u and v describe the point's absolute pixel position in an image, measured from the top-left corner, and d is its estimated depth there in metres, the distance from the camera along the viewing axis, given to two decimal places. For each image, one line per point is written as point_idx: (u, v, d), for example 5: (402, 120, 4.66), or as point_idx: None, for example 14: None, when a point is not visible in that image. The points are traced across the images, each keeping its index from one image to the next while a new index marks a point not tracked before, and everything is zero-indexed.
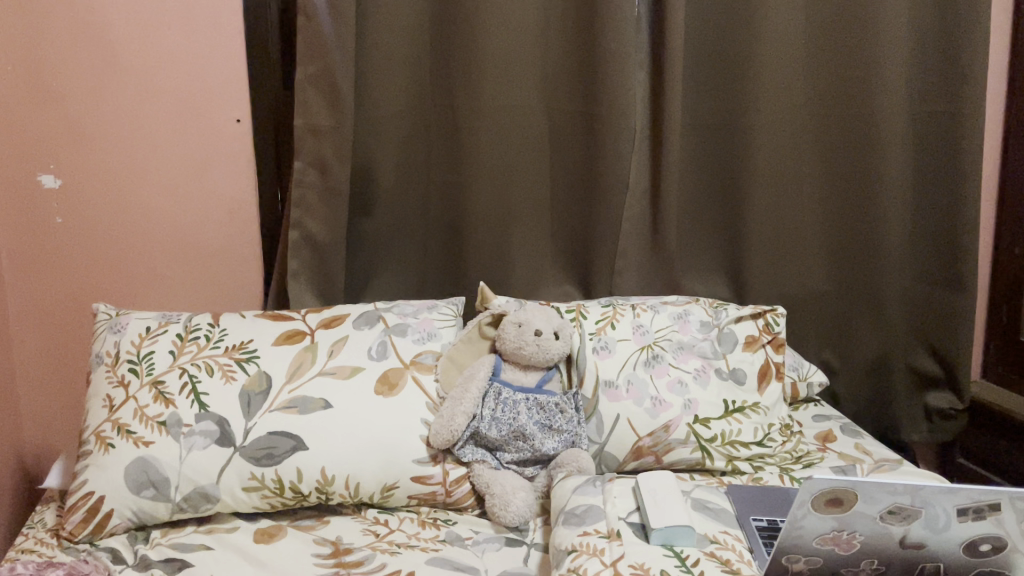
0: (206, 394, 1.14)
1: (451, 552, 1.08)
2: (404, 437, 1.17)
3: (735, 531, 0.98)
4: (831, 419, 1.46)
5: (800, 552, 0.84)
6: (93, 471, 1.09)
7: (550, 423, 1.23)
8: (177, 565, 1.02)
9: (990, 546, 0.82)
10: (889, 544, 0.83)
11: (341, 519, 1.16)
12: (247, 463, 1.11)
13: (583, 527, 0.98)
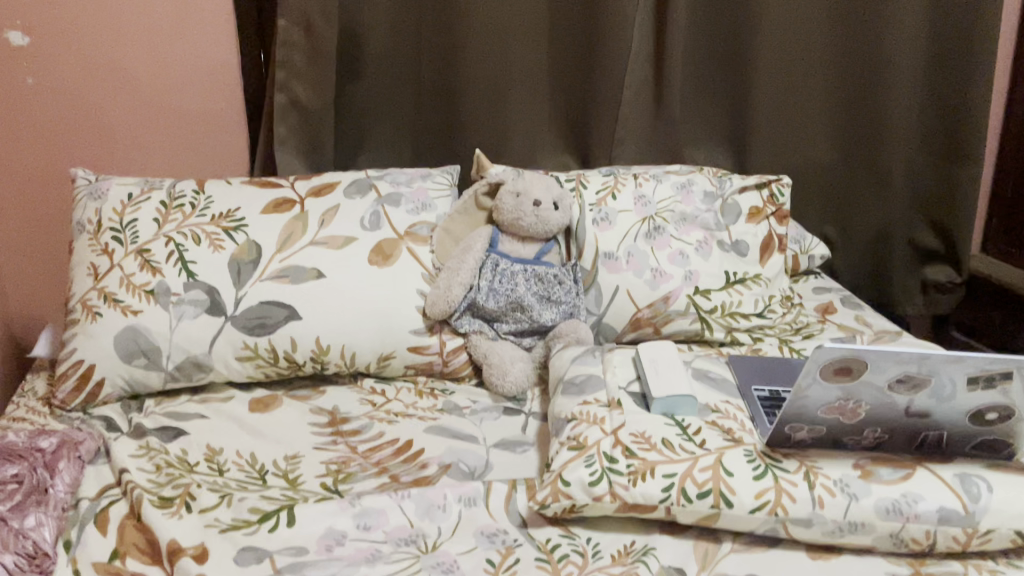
0: (193, 263, 1.10)
1: (449, 421, 1.08)
2: (399, 308, 1.15)
3: (736, 401, 0.97)
4: (832, 291, 1.45)
5: (804, 420, 0.83)
6: (82, 340, 1.07)
7: (548, 295, 1.20)
8: (173, 433, 1.01)
9: (997, 415, 0.81)
10: (894, 412, 0.82)
11: (338, 389, 1.15)
12: (239, 333, 1.09)
13: (583, 396, 0.97)
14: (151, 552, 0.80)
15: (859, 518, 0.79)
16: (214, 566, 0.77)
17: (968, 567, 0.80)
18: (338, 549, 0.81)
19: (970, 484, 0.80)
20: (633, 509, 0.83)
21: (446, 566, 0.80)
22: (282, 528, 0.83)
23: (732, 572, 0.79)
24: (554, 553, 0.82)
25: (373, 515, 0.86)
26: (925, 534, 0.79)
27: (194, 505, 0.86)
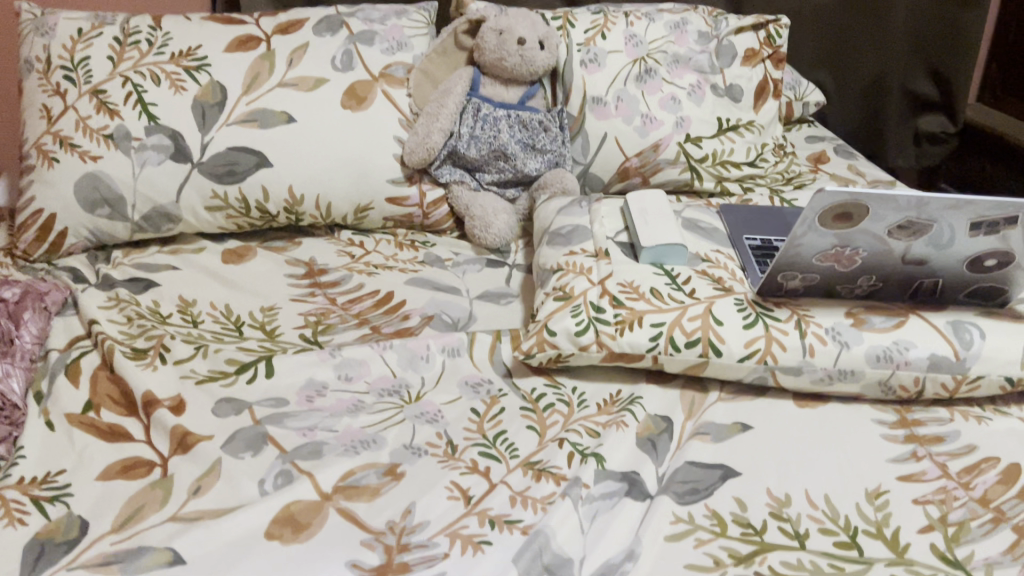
0: (153, 105, 1.03)
1: (431, 273, 1.04)
2: (375, 155, 1.09)
3: (727, 251, 0.94)
4: (825, 141, 1.40)
5: (797, 269, 0.80)
6: (40, 187, 1.01)
7: (533, 143, 1.14)
8: (143, 285, 0.97)
9: (996, 262, 0.79)
10: (890, 260, 0.80)
11: (314, 241, 1.11)
12: (207, 182, 1.03)
13: (569, 247, 0.93)
14: (125, 403, 0.77)
15: (849, 366, 0.78)
16: (192, 417, 0.75)
17: (954, 414, 0.80)
18: (319, 400, 0.79)
19: (963, 331, 0.79)
20: (619, 358, 0.81)
21: (430, 415, 0.78)
22: (260, 380, 0.81)
23: (718, 419, 0.79)
24: (539, 403, 0.81)
25: (354, 366, 0.84)
26: (913, 381, 0.78)
27: (169, 357, 0.83)
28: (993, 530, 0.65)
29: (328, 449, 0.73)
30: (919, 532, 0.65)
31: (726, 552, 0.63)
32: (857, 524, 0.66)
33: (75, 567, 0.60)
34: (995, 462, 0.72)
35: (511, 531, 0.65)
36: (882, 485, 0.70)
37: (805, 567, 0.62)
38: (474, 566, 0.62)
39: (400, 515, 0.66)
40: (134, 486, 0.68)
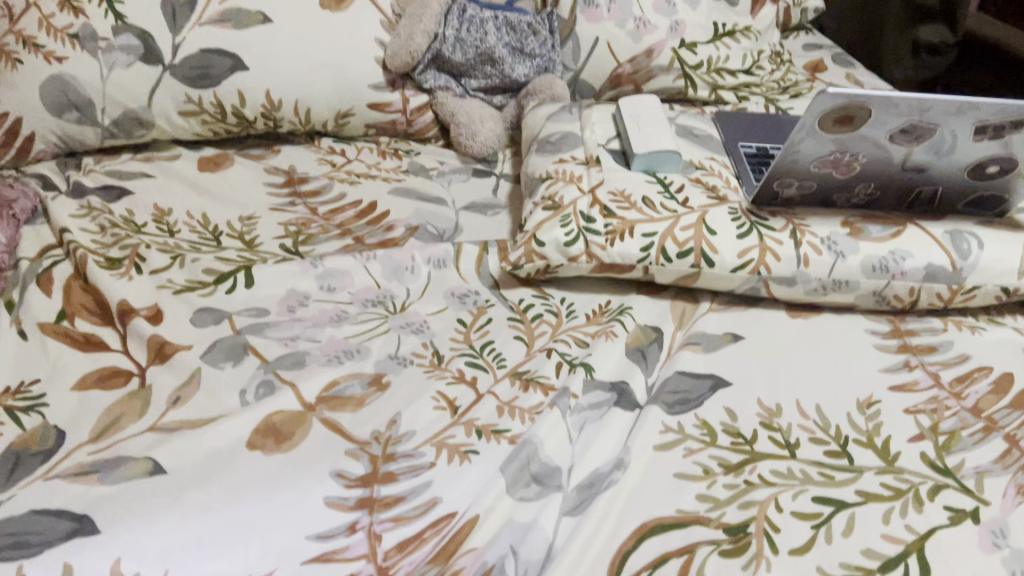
0: (120, 3, 0.96)
1: (415, 182, 1.01)
2: (356, 59, 1.04)
3: (722, 158, 0.91)
4: (823, 49, 1.35)
5: (794, 176, 0.78)
6: (3, 90, 0.94)
7: (521, 47, 1.10)
8: (116, 193, 0.93)
9: (998, 169, 0.77)
10: (890, 166, 0.77)
11: (294, 148, 1.07)
12: (180, 85, 0.98)
13: (559, 155, 0.90)
14: (100, 313, 0.75)
15: (844, 276, 0.77)
16: (169, 326, 0.73)
17: (948, 324, 0.78)
18: (301, 310, 0.77)
19: (961, 241, 0.77)
20: (609, 269, 0.79)
21: (415, 326, 0.76)
22: (239, 290, 0.78)
23: (709, 330, 0.77)
24: (527, 314, 0.79)
25: (336, 277, 0.81)
26: (908, 291, 0.77)
27: (144, 267, 0.80)
28: (984, 439, 0.65)
29: (311, 359, 0.71)
30: (910, 441, 0.65)
31: (715, 461, 0.62)
32: (848, 433, 0.65)
33: (51, 477, 0.58)
34: (988, 371, 0.72)
35: (499, 440, 0.64)
36: (874, 395, 0.69)
37: (795, 475, 0.61)
38: (461, 475, 0.60)
39: (386, 425, 0.65)
40: (112, 397, 0.66)
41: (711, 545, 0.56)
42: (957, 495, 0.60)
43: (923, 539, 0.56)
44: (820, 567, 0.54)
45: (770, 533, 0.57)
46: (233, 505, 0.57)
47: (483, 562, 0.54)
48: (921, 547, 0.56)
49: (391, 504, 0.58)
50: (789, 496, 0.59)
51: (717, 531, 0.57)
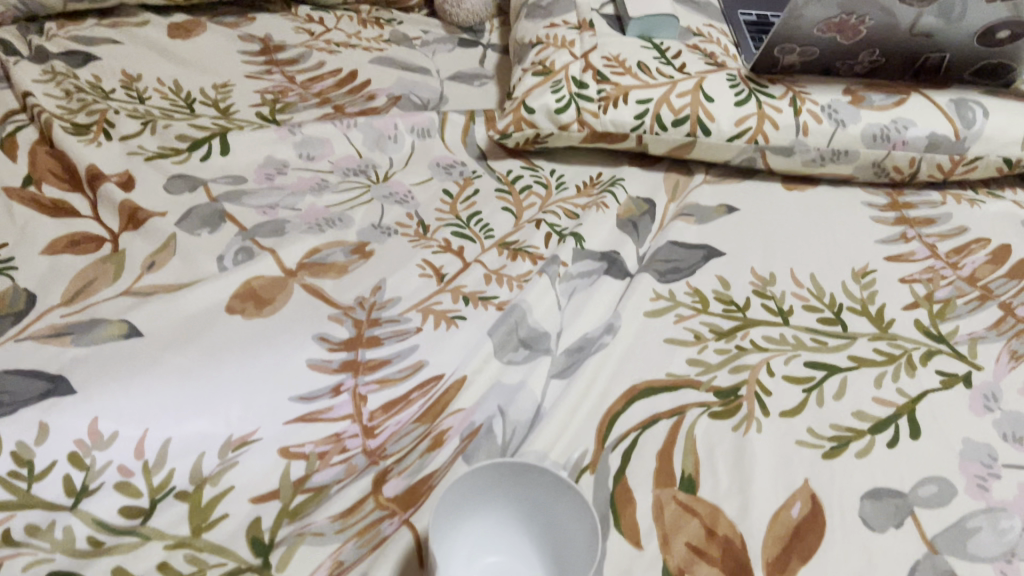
0: None
1: (398, 52, 0.96)
2: None
3: (720, 26, 0.87)
4: None
5: (797, 41, 0.74)
6: None
7: None
8: (82, 59, 0.88)
9: (1009, 34, 0.74)
10: (897, 32, 0.74)
11: (269, 16, 1.01)
12: None
13: (550, 20, 0.85)
14: (69, 179, 0.71)
15: (843, 146, 0.74)
16: (142, 192, 0.70)
17: (946, 197, 0.77)
18: (280, 179, 0.74)
19: (966, 110, 0.75)
20: (601, 138, 0.76)
21: (399, 196, 0.74)
22: (214, 157, 0.75)
23: (703, 202, 0.75)
24: (516, 185, 0.76)
25: (316, 145, 0.78)
26: (908, 162, 0.75)
27: (114, 133, 0.76)
28: (979, 307, 0.64)
29: (291, 227, 0.68)
30: (904, 309, 0.64)
31: (707, 327, 0.61)
32: (842, 302, 0.64)
33: (24, 338, 0.56)
34: (986, 243, 0.70)
35: (486, 308, 0.62)
36: (870, 265, 0.68)
37: (787, 341, 0.60)
38: (447, 340, 0.59)
39: (370, 291, 0.63)
40: (84, 261, 0.64)
41: (701, 407, 0.55)
42: (950, 360, 0.59)
43: (915, 402, 0.56)
44: (812, 428, 0.54)
45: (761, 396, 0.56)
46: (212, 370, 0.54)
47: (470, 422, 0.53)
48: (912, 410, 0.55)
49: (375, 368, 0.57)
50: (781, 361, 0.58)
51: (707, 394, 0.56)
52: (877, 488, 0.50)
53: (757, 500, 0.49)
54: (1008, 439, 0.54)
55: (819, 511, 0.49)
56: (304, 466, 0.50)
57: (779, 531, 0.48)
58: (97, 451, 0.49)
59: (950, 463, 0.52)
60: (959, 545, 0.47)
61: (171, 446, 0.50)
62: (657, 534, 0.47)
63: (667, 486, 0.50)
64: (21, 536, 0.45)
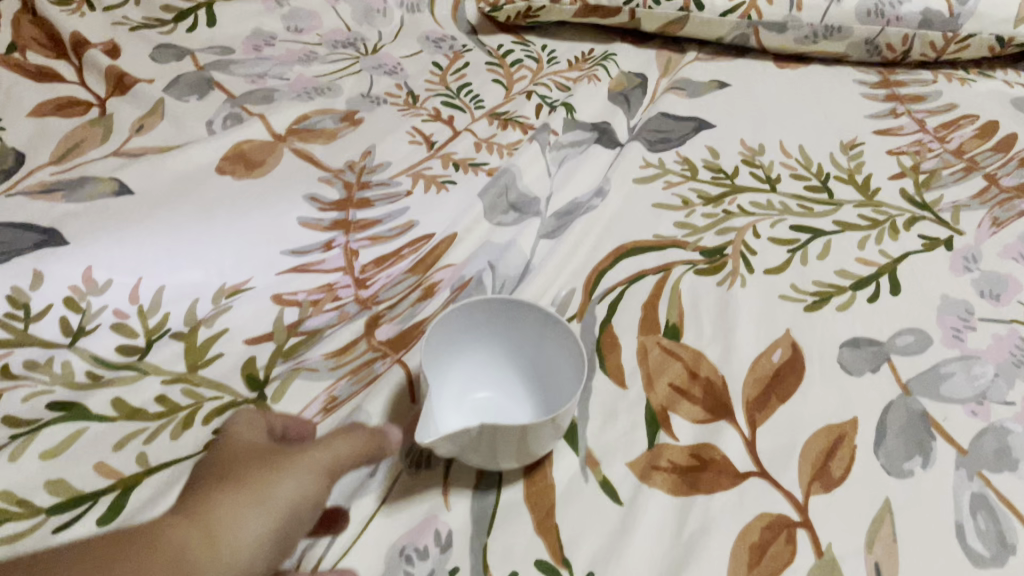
0: None
1: None
2: None
3: None
4: None
5: None
6: None
7: None
8: None
9: None
10: None
11: None
12: None
13: None
14: (51, 45, 0.70)
15: (837, 23, 0.74)
16: (129, 60, 0.69)
17: (938, 76, 0.77)
18: (268, 50, 0.73)
19: None
20: (594, 12, 0.75)
21: (389, 68, 0.73)
22: (201, 28, 0.74)
23: (695, 77, 0.74)
24: (506, 59, 0.75)
25: (303, 18, 0.77)
26: (902, 40, 0.75)
27: (97, 3, 0.75)
28: (964, 178, 0.64)
29: (279, 95, 0.68)
30: (891, 178, 0.64)
31: (695, 193, 0.62)
32: (829, 171, 0.65)
33: (15, 194, 0.56)
34: (974, 119, 0.71)
35: (476, 173, 0.62)
36: (858, 138, 0.68)
37: (774, 207, 0.61)
38: (438, 202, 0.59)
39: (360, 156, 0.63)
40: (72, 124, 0.63)
41: (687, 265, 0.56)
42: (933, 226, 0.60)
43: (896, 263, 0.57)
44: (795, 285, 0.55)
45: (746, 256, 0.57)
46: (203, 225, 0.55)
47: (460, 276, 0.54)
48: (893, 270, 0.56)
49: (367, 226, 0.57)
50: (767, 224, 0.59)
51: (694, 253, 0.57)
52: (856, 338, 0.52)
53: (739, 347, 0.51)
54: (985, 296, 0.55)
55: (799, 357, 0.50)
56: (297, 312, 0.51)
57: (760, 374, 0.49)
58: (93, 296, 0.50)
59: (927, 316, 0.53)
60: (932, 388, 0.49)
61: (165, 293, 0.51)
62: (640, 375, 0.49)
63: (652, 334, 0.51)
64: (20, 369, 0.46)
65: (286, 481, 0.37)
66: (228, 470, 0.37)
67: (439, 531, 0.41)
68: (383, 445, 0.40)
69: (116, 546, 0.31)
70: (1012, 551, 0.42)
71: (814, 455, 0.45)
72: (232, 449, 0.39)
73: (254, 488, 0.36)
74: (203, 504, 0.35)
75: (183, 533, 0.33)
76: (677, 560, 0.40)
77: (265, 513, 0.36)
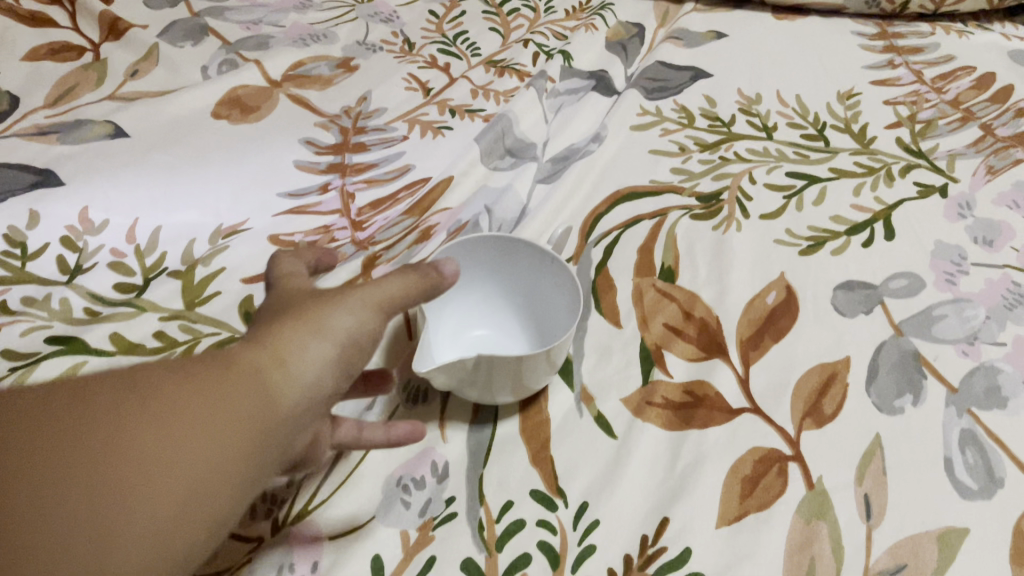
0: None
1: None
2: None
3: None
4: None
5: None
6: None
7: None
8: None
9: None
10: None
11: None
12: None
13: None
14: None
15: None
16: (123, 7, 0.69)
17: (936, 29, 0.76)
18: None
19: None
20: None
21: (385, 16, 0.73)
22: None
23: (692, 28, 0.74)
24: (503, 8, 0.75)
25: None
26: None
27: None
28: (960, 128, 0.64)
29: (275, 42, 0.68)
30: (887, 128, 0.64)
31: (692, 140, 0.62)
32: (825, 120, 0.65)
33: (9, 135, 0.56)
34: (971, 71, 0.70)
35: (473, 119, 0.62)
36: (855, 88, 0.68)
37: (770, 154, 0.61)
38: (434, 147, 0.59)
39: (356, 102, 0.62)
40: (65, 69, 0.63)
41: (683, 210, 0.56)
42: (928, 174, 0.60)
43: (891, 210, 0.57)
44: (790, 230, 0.55)
45: (742, 201, 0.57)
46: (199, 167, 0.55)
47: (457, 220, 0.54)
48: (887, 216, 0.56)
49: (363, 170, 0.57)
50: (763, 171, 0.59)
51: (690, 198, 0.57)
52: (850, 281, 0.52)
53: (734, 288, 0.51)
54: (979, 242, 0.54)
55: (793, 299, 0.50)
56: None
57: (753, 315, 0.49)
58: (89, 236, 0.50)
59: (919, 260, 0.53)
60: (924, 328, 0.49)
61: (162, 234, 0.51)
62: (636, 315, 0.49)
63: (647, 276, 0.51)
64: (18, 305, 0.46)
65: (345, 311, 0.34)
66: (284, 308, 0.35)
67: (435, 462, 0.42)
68: (443, 280, 0.38)
69: (187, 366, 0.29)
70: (1000, 485, 0.41)
71: (807, 392, 0.45)
72: (283, 297, 0.36)
73: (313, 316, 0.34)
74: (264, 333, 0.32)
75: (252, 357, 0.31)
76: (669, 492, 0.41)
77: (330, 342, 0.33)
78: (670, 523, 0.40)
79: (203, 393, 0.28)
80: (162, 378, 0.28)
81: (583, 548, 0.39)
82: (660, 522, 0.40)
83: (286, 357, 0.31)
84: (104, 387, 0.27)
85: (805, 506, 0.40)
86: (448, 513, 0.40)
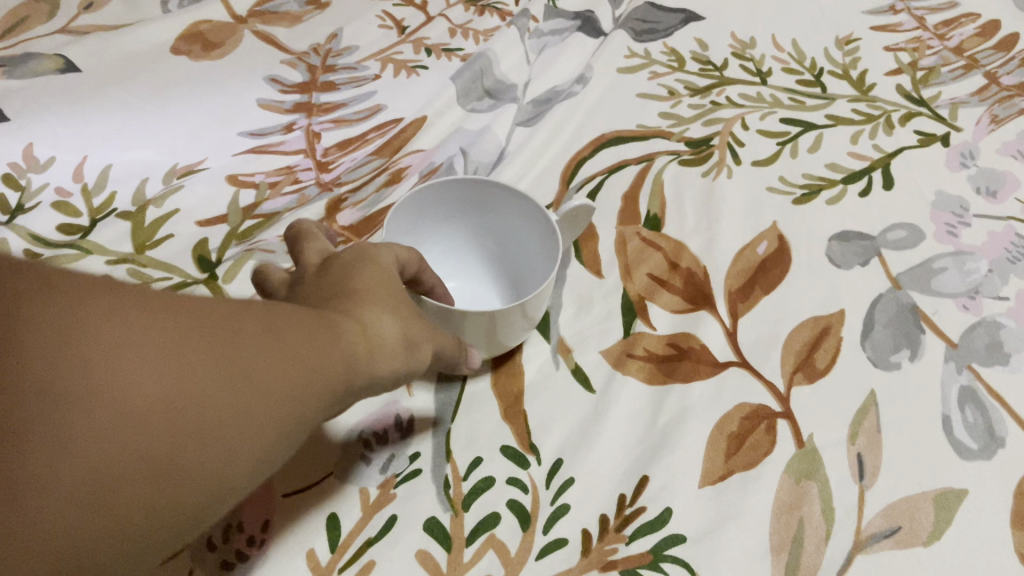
0: None
1: None
2: None
3: None
4: None
5: None
6: None
7: None
8: None
9: None
10: None
11: None
12: None
13: None
14: None
15: None
16: None
17: None
18: None
19: None
20: None
21: None
22: None
23: None
24: None
25: None
26: None
27: None
28: (963, 76, 0.61)
29: None
30: (887, 75, 0.61)
31: (681, 85, 0.58)
32: (823, 66, 0.61)
33: None
34: (976, 18, 0.67)
35: (449, 59, 0.58)
36: (854, 34, 0.65)
37: (764, 100, 0.58)
38: (408, 86, 0.56)
39: (326, 39, 0.59)
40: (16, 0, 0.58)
41: (672, 156, 0.53)
42: (929, 122, 0.56)
43: (890, 158, 0.53)
44: (783, 177, 0.52)
45: (733, 147, 0.54)
46: (154, 103, 0.51)
47: (429, 162, 0.51)
48: (886, 164, 0.53)
49: (331, 109, 0.53)
50: (756, 117, 0.56)
51: (679, 144, 0.54)
52: (846, 232, 0.48)
53: (722, 238, 0.48)
54: (981, 192, 0.51)
55: (785, 250, 0.47)
56: (253, 195, 0.48)
57: (744, 266, 0.46)
58: (33, 174, 0.47)
59: (918, 211, 0.49)
60: (923, 282, 0.45)
61: (112, 172, 0.48)
62: (618, 265, 0.47)
63: (631, 224, 0.49)
64: None
65: (424, 338, 0.31)
66: (376, 283, 0.31)
67: (400, 416, 0.40)
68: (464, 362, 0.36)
69: (304, 323, 0.25)
70: (1001, 444, 0.38)
71: (797, 346, 0.42)
72: (372, 260, 0.32)
73: (404, 317, 0.30)
74: (359, 304, 0.29)
75: (348, 331, 0.27)
76: (649, 450, 0.38)
77: (404, 349, 0.30)
78: (649, 482, 0.37)
79: (298, 343, 0.24)
80: (265, 314, 0.24)
81: (557, 507, 0.36)
82: (639, 481, 0.37)
83: (374, 343, 0.28)
84: (222, 314, 0.23)
85: (794, 465, 0.38)
86: (411, 470, 0.38)
